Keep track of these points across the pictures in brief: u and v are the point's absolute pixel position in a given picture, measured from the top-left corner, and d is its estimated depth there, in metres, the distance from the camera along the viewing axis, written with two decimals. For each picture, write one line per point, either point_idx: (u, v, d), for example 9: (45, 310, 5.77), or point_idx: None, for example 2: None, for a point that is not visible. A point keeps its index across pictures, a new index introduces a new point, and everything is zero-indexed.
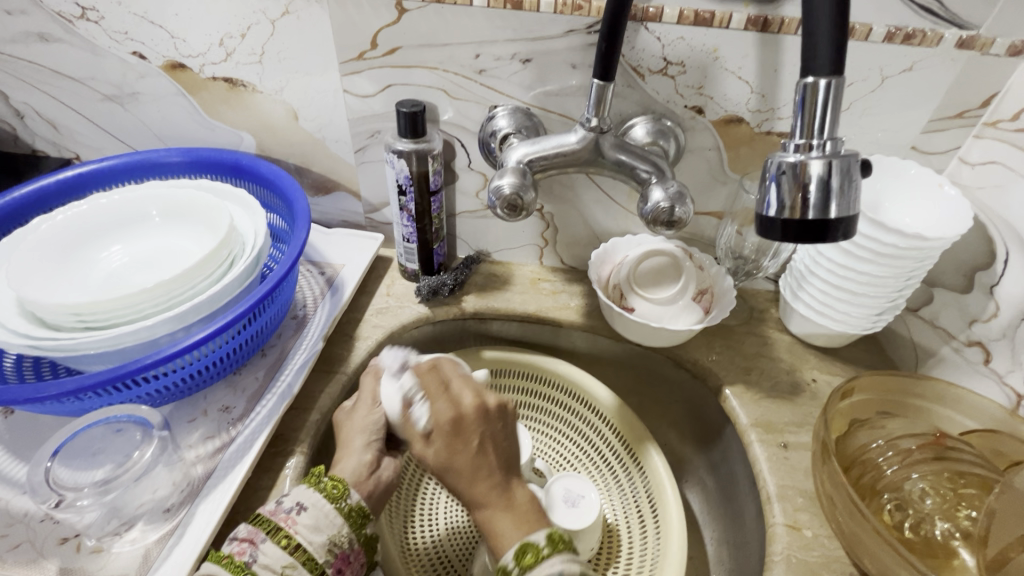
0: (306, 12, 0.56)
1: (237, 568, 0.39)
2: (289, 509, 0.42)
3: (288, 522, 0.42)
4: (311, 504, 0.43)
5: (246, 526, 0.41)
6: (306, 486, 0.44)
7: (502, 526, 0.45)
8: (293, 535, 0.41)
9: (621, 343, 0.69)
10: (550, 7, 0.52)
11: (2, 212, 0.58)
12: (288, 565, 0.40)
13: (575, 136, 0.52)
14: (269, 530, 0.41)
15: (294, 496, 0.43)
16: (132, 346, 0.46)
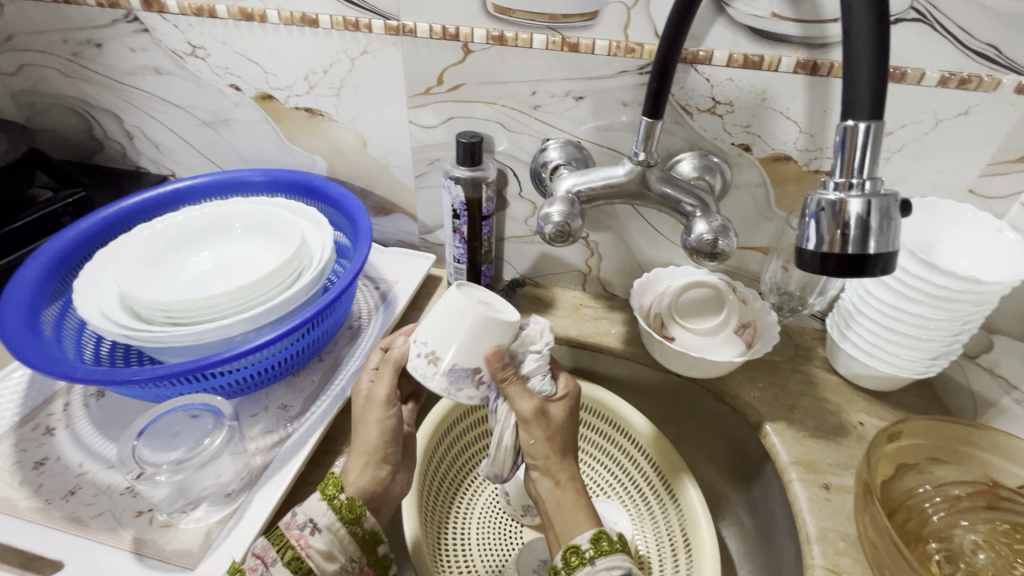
0: (382, 52, 0.62)
1: None
2: (303, 527, 0.43)
3: (300, 543, 0.43)
4: (324, 526, 0.44)
5: (262, 543, 0.43)
6: (320, 500, 0.45)
7: (580, 511, 0.48)
8: (303, 556, 0.42)
9: (660, 372, 0.70)
10: (605, 50, 0.56)
11: (111, 219, 0.66)
12: None
13: (623, 169, 0.55)
14: (280, 550, 0.42)
15: (309, 512, 0.44)
16: (211, 342, 0.51)
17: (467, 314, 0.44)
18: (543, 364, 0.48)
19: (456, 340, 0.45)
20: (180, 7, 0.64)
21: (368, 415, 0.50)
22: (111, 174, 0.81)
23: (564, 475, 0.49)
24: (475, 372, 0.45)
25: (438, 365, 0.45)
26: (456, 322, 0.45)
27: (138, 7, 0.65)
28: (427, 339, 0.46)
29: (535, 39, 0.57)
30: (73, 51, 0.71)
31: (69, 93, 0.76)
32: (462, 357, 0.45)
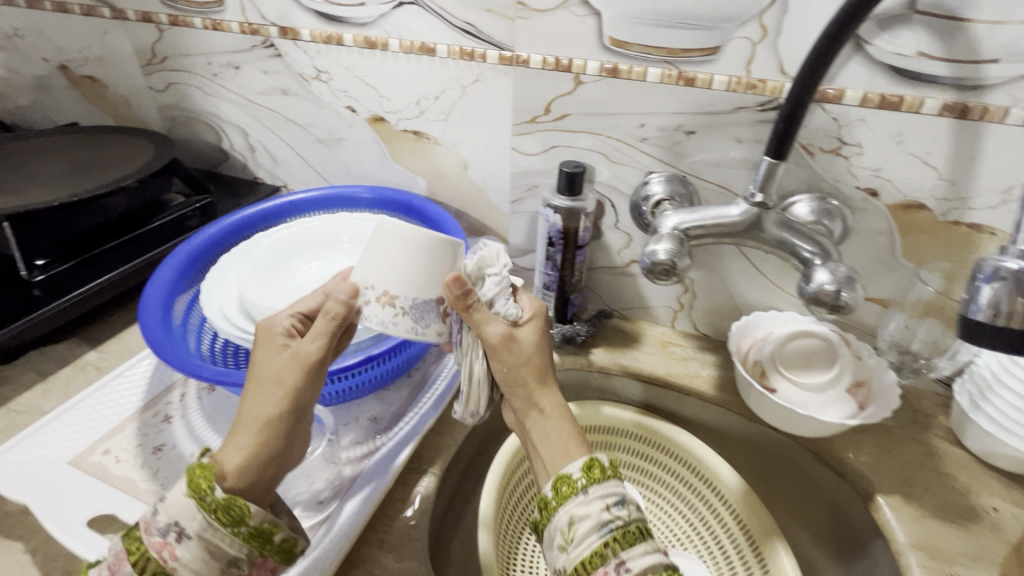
0: (494, 81, 0.63)
1: None
2: (166, 534, 0.38)
3: (163, 555, 0.38)
4: (193, 533, 0.38)
5: (116, 549, 0.39)
6: (187, 501, 0.39)
7: (573, 439, 0.46)
8: (168, 568, 0.38)
9: (753, 423, 0.65)
10: (724, 85, 0.54)
11: (235, 226, 0.72)
12: None
13: (737, 209, 0.52)
14: (141, 560, 0.38)
15: (175, 515, 0.39)
16: None
17: (408, 240, 0.42)
18: (503, 287, 0.48)
19: (405, 270, 0.43)
20: (311, 35, 0.69)
21: (285, 379, 0.44)
22: (233, 183, 0.88)
23: (546, 402, 0.48)
24: (439, 304, 0.45)
25: (399, 304, 0.43)
26: (403, 251, 0.43)
27: (275, 34, 0.71)
28: (373, 278, 0.43)
29: (650, 72, 0.56)
30: (215, 72, 0.79)
31: (206, 109, 0.84)
32: (419, 291, 0.43)
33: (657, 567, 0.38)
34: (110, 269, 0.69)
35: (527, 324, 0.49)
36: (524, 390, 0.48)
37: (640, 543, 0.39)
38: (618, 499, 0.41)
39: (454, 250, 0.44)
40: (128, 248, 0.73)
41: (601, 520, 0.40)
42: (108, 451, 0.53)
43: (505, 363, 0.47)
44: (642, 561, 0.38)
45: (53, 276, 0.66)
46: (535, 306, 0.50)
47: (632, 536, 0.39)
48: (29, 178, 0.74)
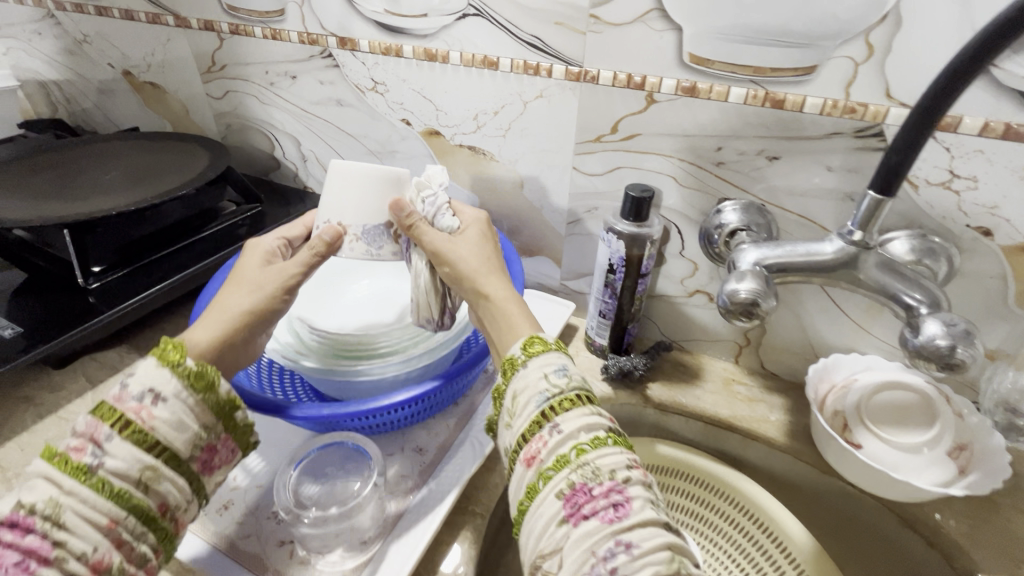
0: (558, 97, 0.60)
1: (79, 471, 0.35)
2: (141, 399, 0.38)
3: (142, 416, 0.38)
4: (170, 395, 0.39)
5: (88, 419, 0.37)
6: (159, 369, 0.40)
7: (517, 319, 0.48)
8: (148, 430, 0.38)
9: (827, 477, 0.60)
10: (816, 108, 0.49)
11: None
12: (146, 468, 0.37)
13: (829, 246, 0.47)
14: (115, 426, 0.37)
15: (149, 382, 0.39)
16: (365, 380, 0.52)
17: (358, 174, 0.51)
18: (442, 204, 0.53)
19: (359, 203, 0.52)
20: (370, 46, 0.67)
21: (263, 284, 0.49)
22: (283, 192, 0.88)
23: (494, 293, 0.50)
24: (386, 228, 0.53)
25: (350, 231, 0.52)
26: (354, 185, 0.51)
27: (334, 44, 0.70)
28: (335, 212, 0.52)
29: (733, 92, 0.51)
30: (271, 81, 0.78)
31: (260, 117, 0.84)
32: (370, 218, 0.52)
33: (594, 430, 0.39)
34: (162, 278, 0.68)
35: (469, 231, 0.53)
36: (466, 278, 0.50)
37: (576, 409, 0.40)
38: (557, 368, 0.42)
39: (397, 181, 0.52)
40: (180, 257, 0.72)
41: (539, 391, 0.42)
42: None
43: (445, 258, 0.50)
44: (577, 425, 0.39)
45: (107, 284, 0.66)
46: (479, 219, 0.55)
47: (570, 404, 0.40)
48: (90, 183, 0.75)
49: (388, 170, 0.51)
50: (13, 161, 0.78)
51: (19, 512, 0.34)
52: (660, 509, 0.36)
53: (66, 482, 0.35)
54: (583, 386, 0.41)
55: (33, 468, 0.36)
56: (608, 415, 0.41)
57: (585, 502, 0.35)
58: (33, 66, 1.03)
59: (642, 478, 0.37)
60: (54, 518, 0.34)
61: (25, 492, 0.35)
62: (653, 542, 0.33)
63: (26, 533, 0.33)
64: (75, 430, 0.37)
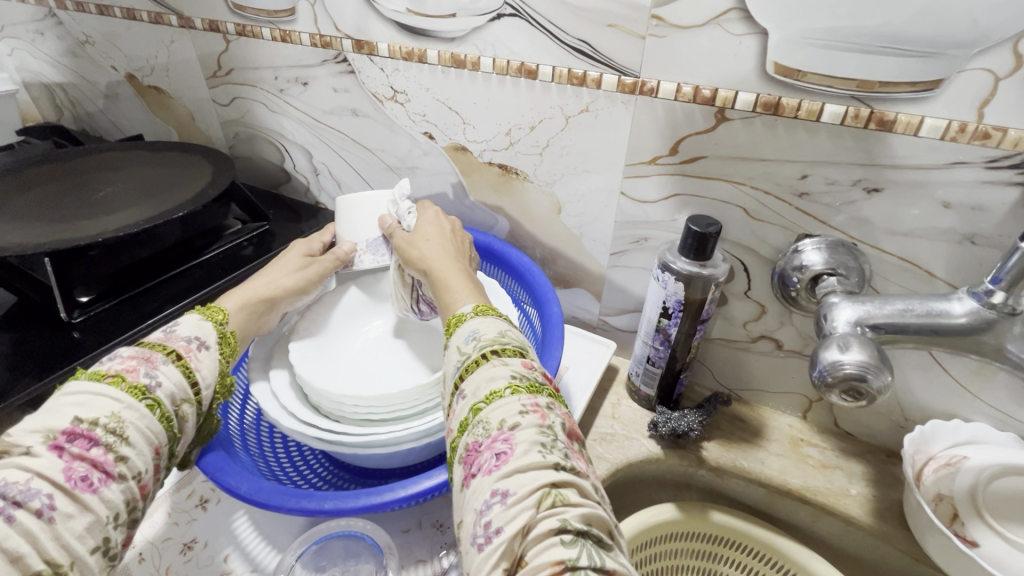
0: (607, 111, 0.51)
1: (139, 391, 0.36)
2: (190, 341, 0.41)
3: (191, 355, 0.41)
4: (213, 345, 0.43)
5: (138, 347, 0.38)
6: (205, 322, 0.43)
7: (450, 288, 0.45)
8: (193, 369, 0.40)
9: (921, 567, 0.50)
10: (937, 132, 0.40)
11: None
12: (185, 402, 0.39)
13: (958, 306, 0.38)
14: (168, 356, 0.39)
15: (195, 330, 0.42)
16: (378, 453, 0.44)
17: (351, 201, 0.54)
18: (408, 206, 0.53)
19: (361, 225, 0.54)
20: (390, 50, 0.59)
21: (289, 267, 0.52)
22: (293, 209, 0.80)
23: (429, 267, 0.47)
24: (385, 239, 0.54)
25: (358, 247, 0.54)
26: (353, 210, 0.54)
27: (349, 48, 0.62)
28: (345, 238, 0.55)
29: (829, 111, 0.42)
30: (281, 88, 0.71)
31: (270, 126, 0.76)
32: (368, 234, 0.54)
33: (491, 383, 0.35)
34: (155, 309, 0.61)
35: (431, 222, 0.52)
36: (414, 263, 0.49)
37: (480, 368, 0.36)
38: (468, 335, 0.39)
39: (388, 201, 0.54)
40: (178, 284, 0.65)
41: (454, 363, 0.39)
42: (132, 546, 0.45)
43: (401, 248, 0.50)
44: (476, 383, 0.36)
45: (93, 317, 0.59)
46: (437, 211, 0.53)
47: (473, 365, 0.37)
48: (83, 201, 0.68)
49: (382, 194, 0.54)
50: (8, 174, 0.73)
51: (81, 426, 0.33)
52: (559, 450, 0.32)
53: (126, 399, 0.35)
54: (491, 342, 0.37)
55: (74, 389, 0.35)
56: (518, 361, 0.36)
57: (473, 460, 0.32)
58: (38, 69, 0.97)
59: (539, 420, 0.33)
60: (119, 432, 0.34)
61: (77, 406, 0.34)
62: (530, 485, 0.29)
63: (91, 446, 0.33)
64: (118, 356, 0.38)
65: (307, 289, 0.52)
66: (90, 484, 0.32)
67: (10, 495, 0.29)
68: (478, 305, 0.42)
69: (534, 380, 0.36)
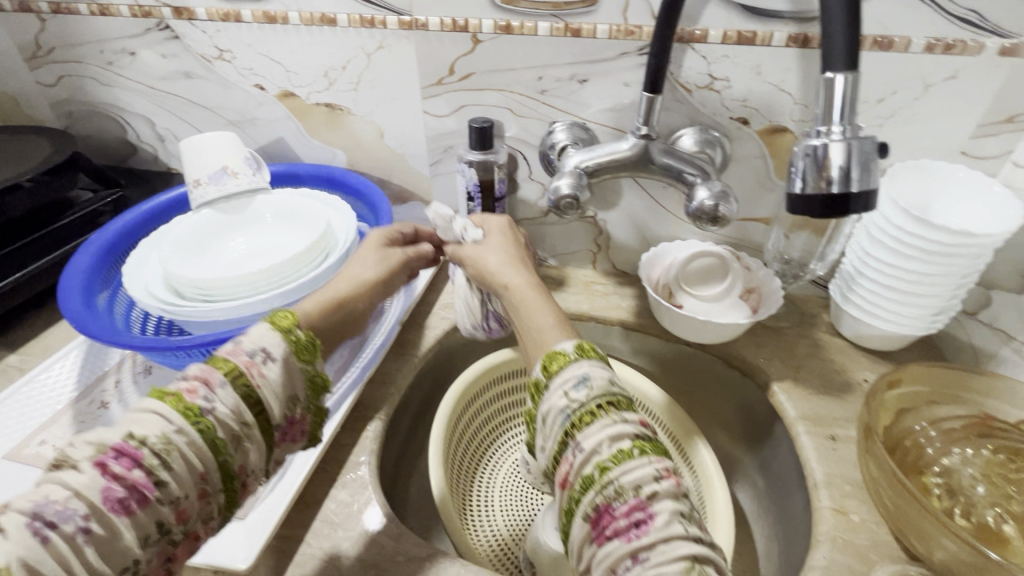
0: (397, 46, 0.66)
1: (191, 413, 0.36)
2: (253, 355, 0.40)
3: (252, 371, 0.40)
4: (278, 357, 0.41)
5: (203, 366, 0.38)
6: (274, 332, 0.43)
7: (547, 327, 0.49)
8: (254, 387, 0.39)
9: (670, 343, 0.73)
10: (606, 33, 0.60)
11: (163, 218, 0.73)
12: (246, 424, 0.38)
13: (627, 144, 0.58)
14: (229, 376, 0.38)
15: (260, 341, 0.41)
16: (249, 316, 0.57)
17: (191, 139, 0.65)
18: (468, 227, 0.59)
19: (202, 158, 0.65)
20: (208, 13, 0.69)
21: (375, 262, 0.57)
22: (145, 177, 0.86)
23: (526, 304, 0.52)
24: (225, 170, 0.65)
25: (200, 180, 0.65)
26: (196, 146, 0.64)
27: (169, 15, 0.70)
28: (191, 173, 0.65)
29: (540, 27, 0.61)
30: (109, 60, 0.76)
31: (105, 100, 0.81)
32: (209, 167, 0.65)
33: (618, 442, 0.37)
34: (20, 266, 0.67)
35: (494, 238, 0.59)
36: (494, 282, 0.56)
37: (597, 420, 0.39)
38: (579, 380, 0.41)
39: (228, 141, 0.66)
40: (40, 245, 0.70)
41: (561, 408, 0.41)
42: (44, 442, 0.53)
43: (475, 265, 0.58)
44: (597, 438, 0.38)
45: None
46: (500, 224, 0.61)
47: (589, 416, 0.39)
48: None
49: (221, 134, 0.66)
50: None
51: (130, 443, 0.34)
52: (694, 519, 0.35)
53: (178, 420, 0.35)
54: (604, 394, 0.40)
55: (137, 403, 0.36)
56: (635, 418, 0.39)
57: (609, 523, 0.35)
58: None
59: (673, 487, 0.36)
60: (163, 456, 0.34)
61: (132, 425, 0.35)
62: (674, 555, 0.33)
63: (133, 468, 0.33)
64: (186, 373, 0.38)
65: (383, 282, 0.57)
66: (126, 507, 0.32)
67: (47, 514, 0.30)
68: (580, 346, 0.44)
69: (653, 438, 0.39)
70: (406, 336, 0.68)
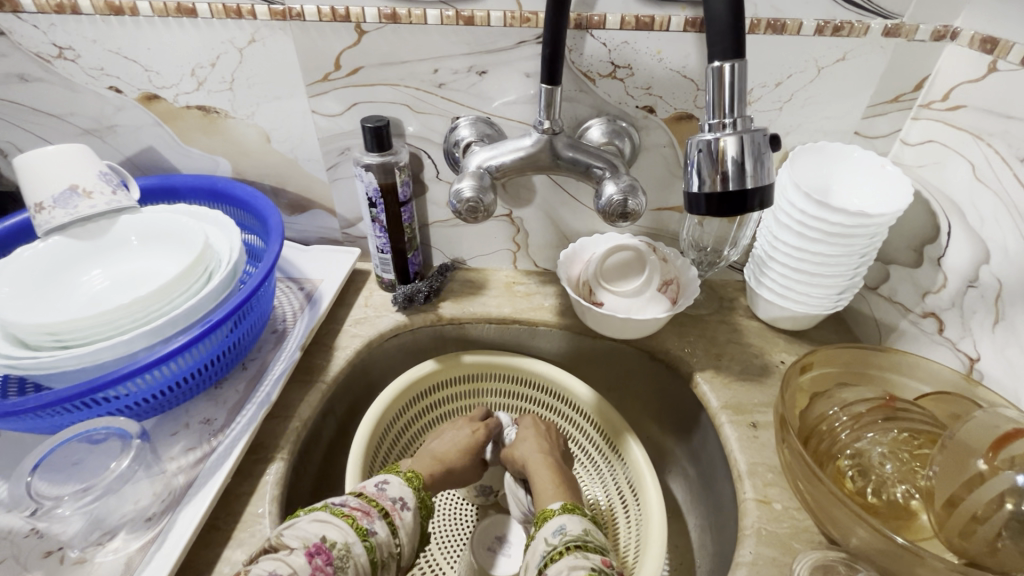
0: (271, 40, 0.59)
1: (361, 531, 0.45)
2: (396, 500, 0.50)
3: (395, 512, 0.49)
4: (412, 506, 0.51)
5: (362, 499, 0.48)
6: (405, 484, 0.53)
7: (546, 490, 0.57)
8: (396, 525, 0.49)
9: (596, 339, 0.71)
10: (500, 20, 0.56)
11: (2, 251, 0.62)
12: (387, 551, 0.47)
13: (530, 140, 0.55)
14: (381, 513, 0.48)
15: (400, 491, 0.52)
16: (110, 361, 0.48)
17: (29, 155, 0.55)
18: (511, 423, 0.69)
19: (45, 179, 0.55)
20: (36, 4, 0.58)
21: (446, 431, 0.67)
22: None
23: (538, 478, 0.59)
24: (73, 190, 0.56)
25: (43, 203, 0.55)
26: (37, 165, 0.55)
27: None
28: (32, 195, 0.55)
29: (429, 15, 0.56)
30: None
31: None
32: (52, 188, 0.55)
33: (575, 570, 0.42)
34: None
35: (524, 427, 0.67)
36: (516, 461, 0.63)
37: (563, 558, 0.45)
38: (556, 530, 0.49)
39: (78, 157, 0.57)
40: None
41: (541, 551, 0.48)
42: None
43: (508, 455, 0.64)
44: (560, 569, 0.43)
45: None
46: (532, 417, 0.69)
47: (557, 556, 0.45)
48: None
49: (69, 149, 0.56)
50: None
51: (324, 544, 0.42)
52: None
53: (354, 535, 0.45)
54: (576, 539, 0.46)
55: (319, 515, 0.45)
56: (597, 558, 0.44)
57: None
58: None
59: None
60: (341, 559, 0.43)
61: (323, 529, 0.44)
62: None
63: (326, 564, 0.42)
64: (349, 500, 0.48)
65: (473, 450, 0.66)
66: None
67: None
68: (564, 504, 0.53)
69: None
70: (312, 361, 0.62)
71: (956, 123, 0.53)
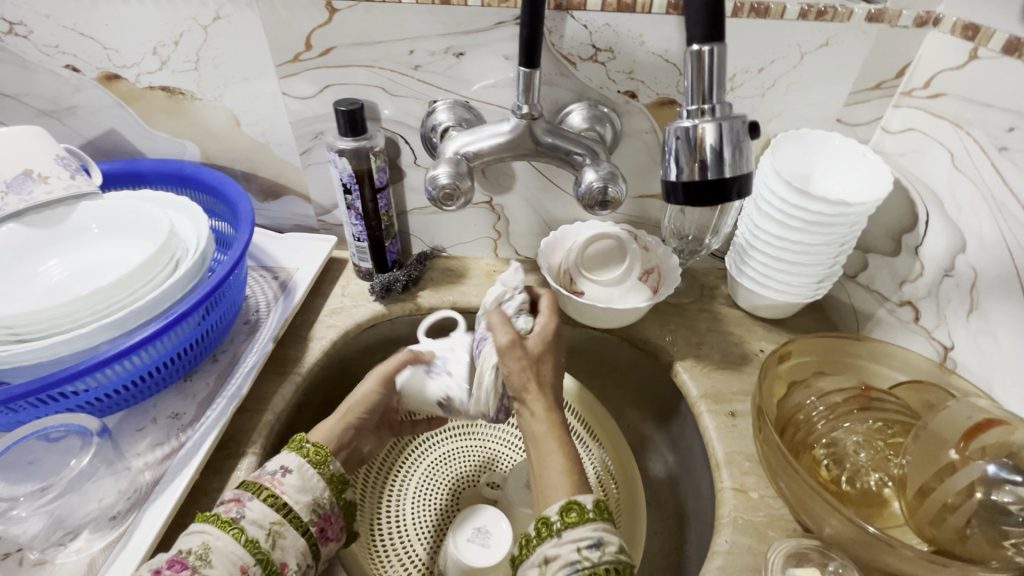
0: (237, 17, 0.56)
1: (225, 522, 0.42)
2: (274, 472, 0.46)
3: (275, 484, 0.45)
4: (294, 467, 0.47)
5: (235, 489, 0.45)
6: (289, 452, 0.49)
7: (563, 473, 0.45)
8: (279, 495, 0.45)
9: (577, 329, 0.71)
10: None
11: None
12: (276, 522, 0.43)
13: (508, 124, 0.53)
14: (256, 490, 0.44)
15: (279, 461, 0.48)
16: (69, 355, 0.46)
17: None
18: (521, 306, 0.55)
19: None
20: None
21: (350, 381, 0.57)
22: None
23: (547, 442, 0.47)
24: (28, 173, 0.54)
25: None
26: None
27: None
28: None
29: None
30: None
31: None
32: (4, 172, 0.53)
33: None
34: None
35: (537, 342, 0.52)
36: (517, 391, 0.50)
37: None
38: (592, 541, 0.40)
39: (34, 141, 0.55)
40: None
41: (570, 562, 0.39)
42: None
43: (508, 372, 0.50)
44: None
45: None
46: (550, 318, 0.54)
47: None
48: None
49: (24, 131, 0.54)
50: None
51: (181, 553, 0.39)
52: None
53: (216, 530, 0.41)
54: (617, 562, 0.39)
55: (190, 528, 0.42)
56: None
57: None
58: None
59: None
60: (203, 556, 0.39)
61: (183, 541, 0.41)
62: None
63: (183, 567, 0.38)
64: (222, 498, 0.44)
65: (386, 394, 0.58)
66: None
67: None
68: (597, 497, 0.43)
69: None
70: (287, 352, 0.61)
71: (937, 111, 0.53)
